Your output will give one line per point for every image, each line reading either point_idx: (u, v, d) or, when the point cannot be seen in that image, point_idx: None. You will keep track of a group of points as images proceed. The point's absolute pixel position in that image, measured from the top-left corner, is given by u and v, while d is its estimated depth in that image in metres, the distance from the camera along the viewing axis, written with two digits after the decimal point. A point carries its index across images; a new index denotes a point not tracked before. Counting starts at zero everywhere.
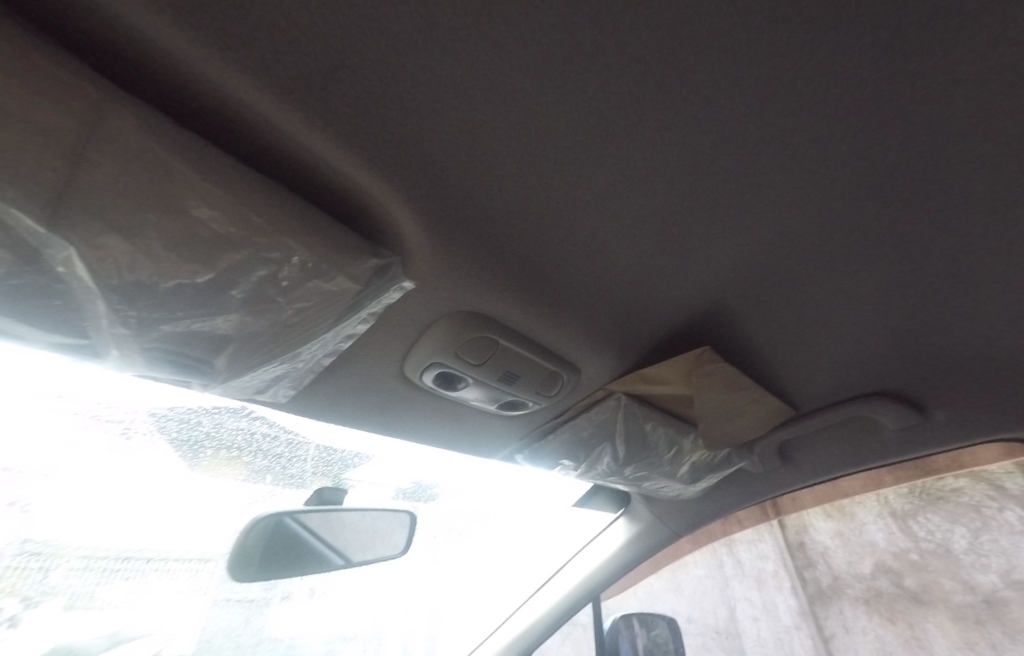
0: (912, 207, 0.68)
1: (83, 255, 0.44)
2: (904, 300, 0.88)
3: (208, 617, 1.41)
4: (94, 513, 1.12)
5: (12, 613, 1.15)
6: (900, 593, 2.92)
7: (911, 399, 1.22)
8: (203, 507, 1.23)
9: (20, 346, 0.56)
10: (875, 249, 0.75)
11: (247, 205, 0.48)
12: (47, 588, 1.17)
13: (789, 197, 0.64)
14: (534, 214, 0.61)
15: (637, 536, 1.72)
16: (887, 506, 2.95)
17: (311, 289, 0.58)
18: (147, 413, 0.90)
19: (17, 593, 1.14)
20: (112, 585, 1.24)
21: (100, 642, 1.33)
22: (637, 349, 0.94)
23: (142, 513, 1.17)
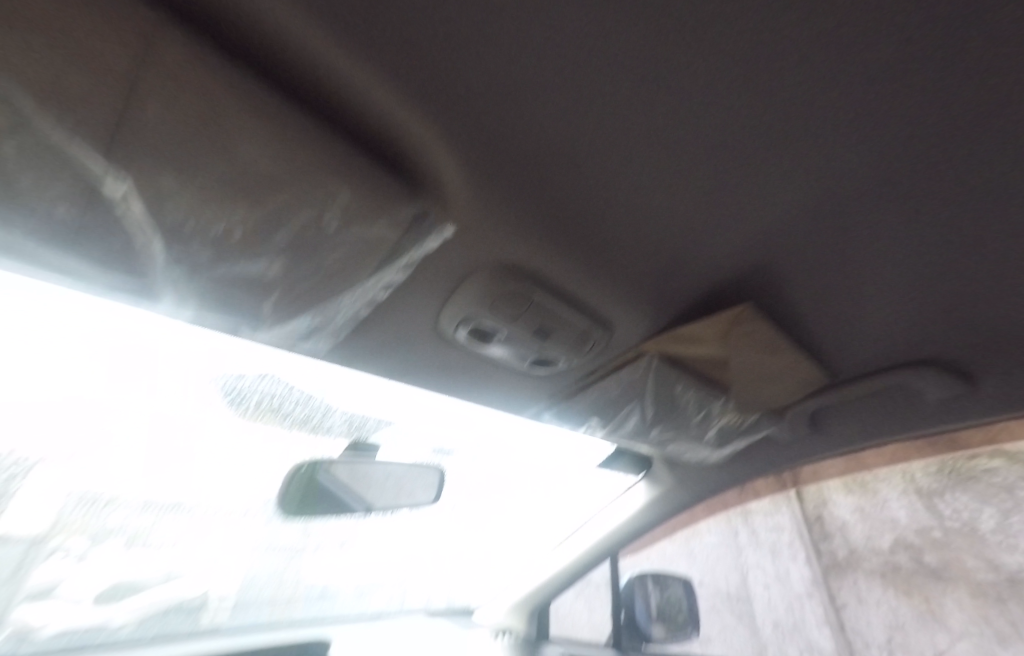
0: (992, 159, 0.61)
1: (139, 189, 0.45)
2: (966, 263, 0.83)
3: (253, 559, 1.50)
4: (145, 460, 1.19)
5: (80, 549, 1.25)
6: (920, 569, 2.51)
7: (959, 369, 1.17)
8: (243, 460, 1.29)
9: (83, 287, 0.59)
10: (943, 205, 0.70)
11: (291, 147, 0.47)
12: (107, 527, 1.25)
13: (856, 146, 0.59)
14: (577, 160, 0.58)
15: (657, 500, 1.75)
16: (915, 484, 2.56)
17: (351, 235, 0.58)
18: (212, 379, 1.01)
19: (84, 533, 1.24)
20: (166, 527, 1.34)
21: (157, 579, 1.40)
22: (672, 308, 0.92)
23: (185, 463, 1.24)
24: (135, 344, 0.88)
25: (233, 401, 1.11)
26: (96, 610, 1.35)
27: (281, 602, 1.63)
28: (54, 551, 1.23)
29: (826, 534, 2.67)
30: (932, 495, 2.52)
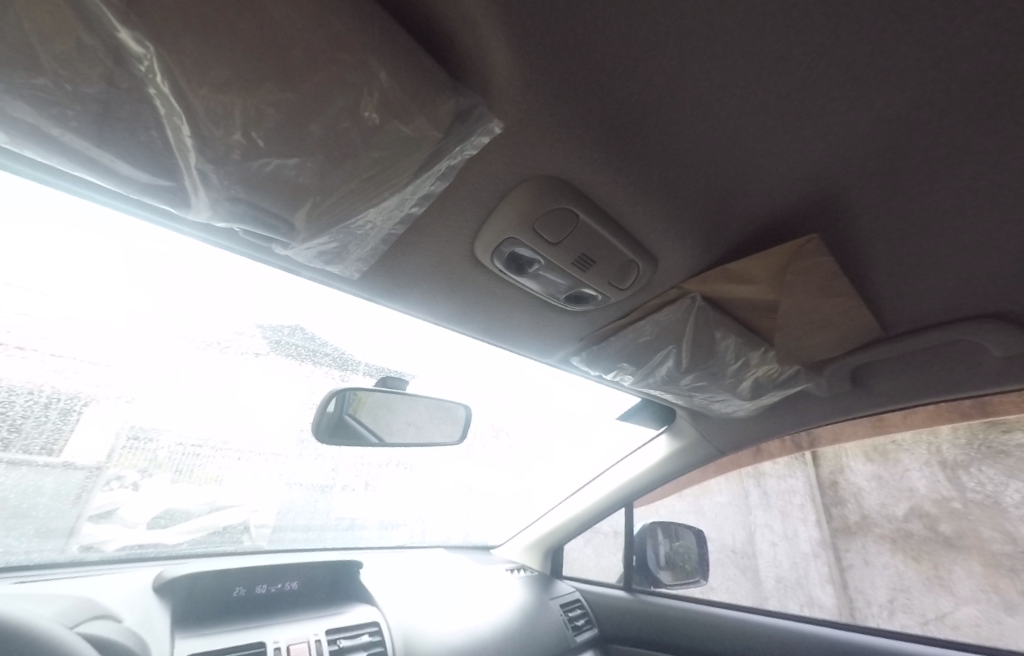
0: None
1: (166, 63, 0.41)
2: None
3: (284, 495, 1.48)
4: (186, 393, 1.27)
5: (133, 479, 1.22)
6: (929, 537, 1.59)
7: None
8: (271, 395, 1.39)
9: (113, 186, 0.57)
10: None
11: (327, 15, 0.42)
12: (154, 458, 1.24)
13: (992, 31, 0.49)
14: (647, 46, 0.51)
15: (678, 452, 1.74)
16: (936, 452, 1.60)
17: (391, 131, 0.53)
18: (256, 327, 1.19)
19: (136, 465, 1.22)
20: (206, 467, 1.33)
21: (203, 509, 1.32)
22: (725, 240, 0.85)
23: (229, 399, 1.34)
24: (164, 260, 0.87)
25: (268, 336, 1.24)
26: (153, 533, 1.26)
27: (314, 529, 1.53)
28: (108, 482, 1.18)
29: (839, 500, 1.79)
30: (958, 470, 1.55)
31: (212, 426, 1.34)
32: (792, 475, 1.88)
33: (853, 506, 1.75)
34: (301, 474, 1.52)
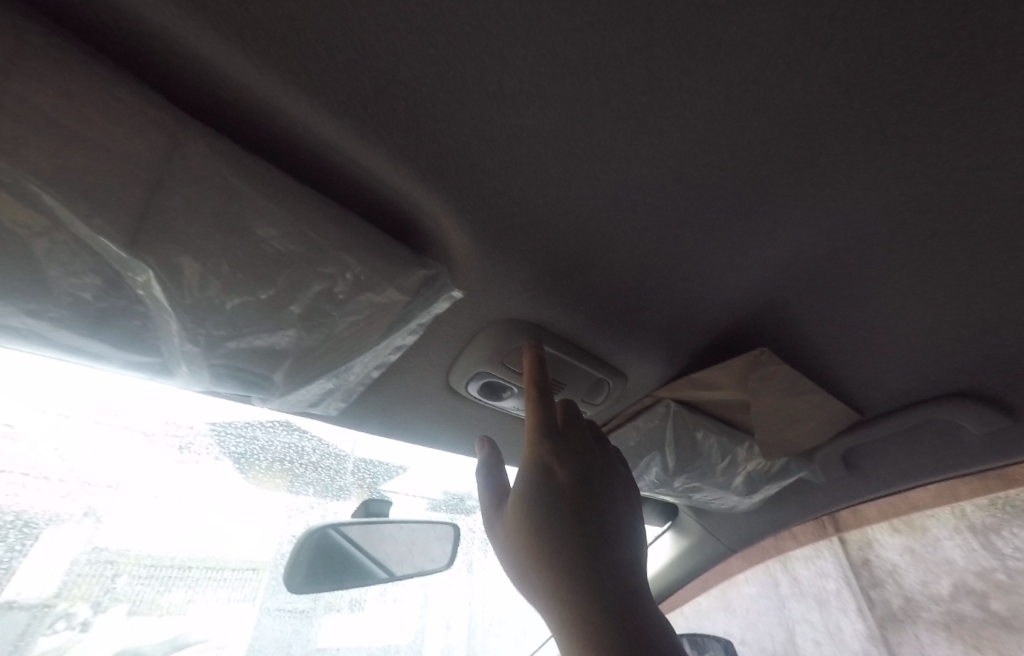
0: (997, 192, 0.62)
1: (159, 276, 0.47)
2: (986, 291, 0.80)
3: (257, 625, 1.36)
4: (154, 516, 1.07)
5: (83, 618, 1.09)
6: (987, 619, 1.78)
7: (999, 402, 1.09)
8: (258, 522, 1.21)
9: (99, 364, 0.60)
10: (955, 238, 0.69)
11: (302, 223, 0.50)
12: (113, 594, 1.09)
13: (854, 187, 0.60)
14: (579, 218, 0.59)
15: (684, 550, 1.69)
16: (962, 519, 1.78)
17: (363, 302, 0.59)
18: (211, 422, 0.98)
19: (87, 599, 1.06)
20: (173, 594, 1.18)
21: (162, 647, 1.28)
22: (686, 353, 0.90)
23: (188, 515, 1.11)
24: (155, 402, 0.86)
25: (240, 462, 1.13)
26: None
27: None
28: (53, 624, 1.06)
29: (876, 581, 2.01)
30: (988, 533, 1.75)
31: (188, 545, 1.15)
32: (819, 555, 2.06)
33: (892, 586, 1.97)
34: (286, 597, 1.37)
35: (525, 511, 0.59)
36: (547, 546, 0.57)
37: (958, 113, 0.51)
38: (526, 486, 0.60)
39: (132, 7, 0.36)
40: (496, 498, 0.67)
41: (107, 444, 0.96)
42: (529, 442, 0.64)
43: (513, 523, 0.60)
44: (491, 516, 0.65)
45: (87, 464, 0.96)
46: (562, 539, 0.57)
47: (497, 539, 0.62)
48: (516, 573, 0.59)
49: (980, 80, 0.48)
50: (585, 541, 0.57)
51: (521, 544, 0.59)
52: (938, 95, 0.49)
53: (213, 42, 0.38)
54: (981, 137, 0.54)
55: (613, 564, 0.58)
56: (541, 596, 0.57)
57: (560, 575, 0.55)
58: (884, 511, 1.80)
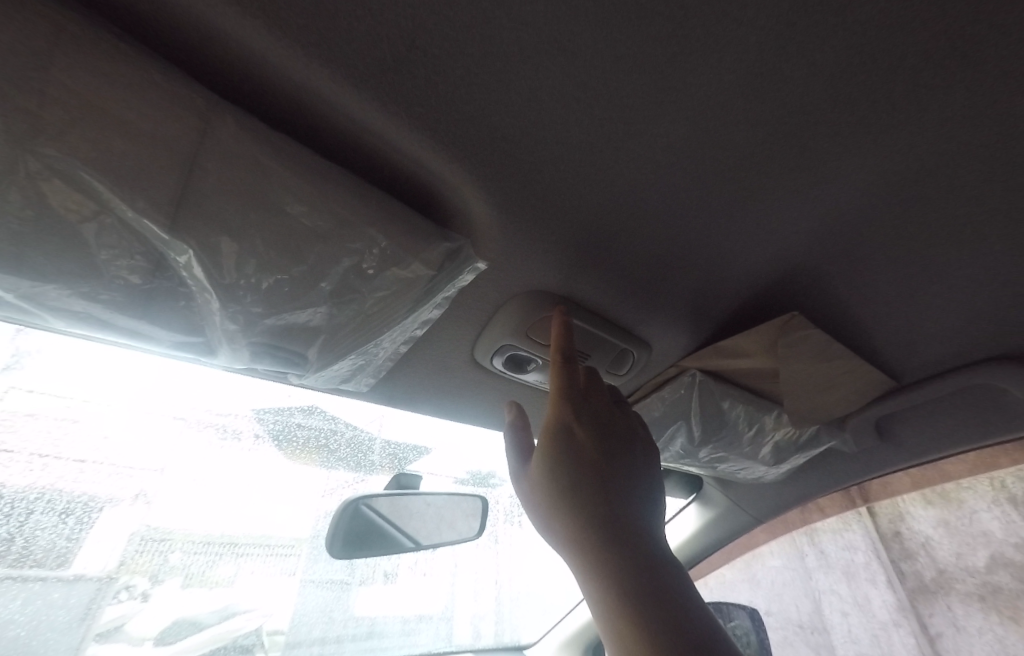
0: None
1: (199, 257, 0.48)
2: None
3: (301, 594, 1.43)
4: (203, 498, 1.15)
5: (142, 589, 1.19)
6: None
7: None
8: (297, 498, 1.29)
9: (148, 345, 0.64)
10: (1005, 188, 0.65)
11: (329, 198, 0.51)
12: (167, 567, 1.20)
13: (897, 140, 0.57)
14: (603, 185, 0.58)
15: (711, 520, 1.70)
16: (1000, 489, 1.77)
17: (390, 276, 0.60)
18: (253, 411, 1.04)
19: (145, 571, 1.17)
20: (220, 568, 1.26)
21: (214, 616, 1.35)
22: (712, 321, 0.89)
23: (230, 498, 1.18)
24: (192, 387, 0.91)
25: (278, 440, 1.16)
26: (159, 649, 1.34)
27: (331, 641, 1.54)
28: (116, 594, 1.17)
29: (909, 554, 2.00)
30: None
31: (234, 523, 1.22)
32: (847, 527, 2.06)
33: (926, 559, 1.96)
34: (321, 568, 1.44)
35: (551, 463, 0.61)
36: (573, 497, 0.58)
37: (1016, 56, 0.47)
38: (552, 440, 0.62)
39: None
40: (523, 454, 0.69)
41: (154, 433, 1.03)
42: (553, 399, 0.66)
43: (539, 475, 0.62)
44: (517, 470, 0.67)
45: (135, 451, 1.03)
46: (587, 491, 0.58)
47: (523, 492, 0.64)
48: (543, 523, 0.61)
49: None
50: (608, 494, 0.58)
51: (547, 495, 0.60)
52: (991, 36, 0.45)
53: (236, 17, 0.39)
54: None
55: (634, 516, 0.59)
56: (568, 545, 0.58)
57: (586, 525, 0.56)
58: (918, 481, 1.76)
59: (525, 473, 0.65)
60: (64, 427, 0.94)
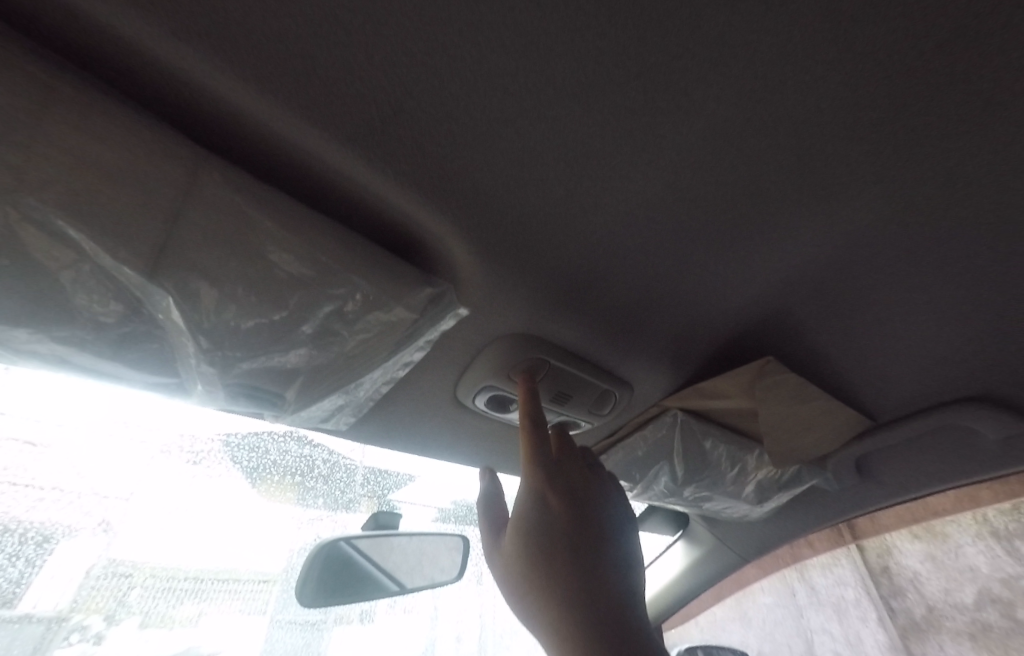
0: (1002, 198, 0.61)
1: (177, 302, 0.49)
2: (994, 294, 0.79)
3: (267, 638, 1.33)
4: (170, 530, 1.09)
5: (96, 631, 1.11)
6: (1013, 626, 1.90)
7: (1014, 407, 1.07)
8: (258, 536, 1.19)
9: (120, 384, 0.64)
10: (961, 242, 0.69)
11: (312, 245, 0.52)
12: (126, 604, 1.12)
13: (855, 200, 0.61)
14: (582, 237, 0.60)
15: (699, 561, 1.66)
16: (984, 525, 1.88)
17: (372, 321, 0.60)
18: (222, 438, 1.03)
19: (101, 611, 1.09)
20: (182, 609, 1.20)
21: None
22: (692, 363, 0.90)
23: (200, 530, 1.12)
24: (168, 415, 0.88)
25: (251, 475, 1.14)
26: None
27: None
28: (68, 636, 1.08)
29: (897, 589, 2.06)
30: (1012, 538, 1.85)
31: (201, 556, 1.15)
32: (836, 564, 2.04)
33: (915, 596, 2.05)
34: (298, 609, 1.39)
35: (524, 540, 0.60)
36: (546, 577, 0.57)
37: (958, 124, 0.52)
38: (524, 516, 0.61)
39: (157, 51, 0.39)
40: (497, 525, 0.68)
41: (124, 456, 0.97)
42: (523, 470, 0.65)
43: (512, 552, 0.61)
44: (491, 542, 0.66)
45: (102, 480, 0.98)
46: (561, 572, 0.57)
47: (497, 569, 0.63)
48: (519, 605, 0.59)
49: (980, 91, 0.48)
50: (583, 573, 0.57)
51: (520, 574, 0.59)
52: (935, 107, 0.50)
53: (228, 80, 0.41)
54: (984, 145, 0.54)
55: (610, 595, 0.58)
56: (541, 628, 0.57)
57: (561, 610, 0.55)
58: (904, 517, 1.78)
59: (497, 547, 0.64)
60: (25, 455, 0.90)
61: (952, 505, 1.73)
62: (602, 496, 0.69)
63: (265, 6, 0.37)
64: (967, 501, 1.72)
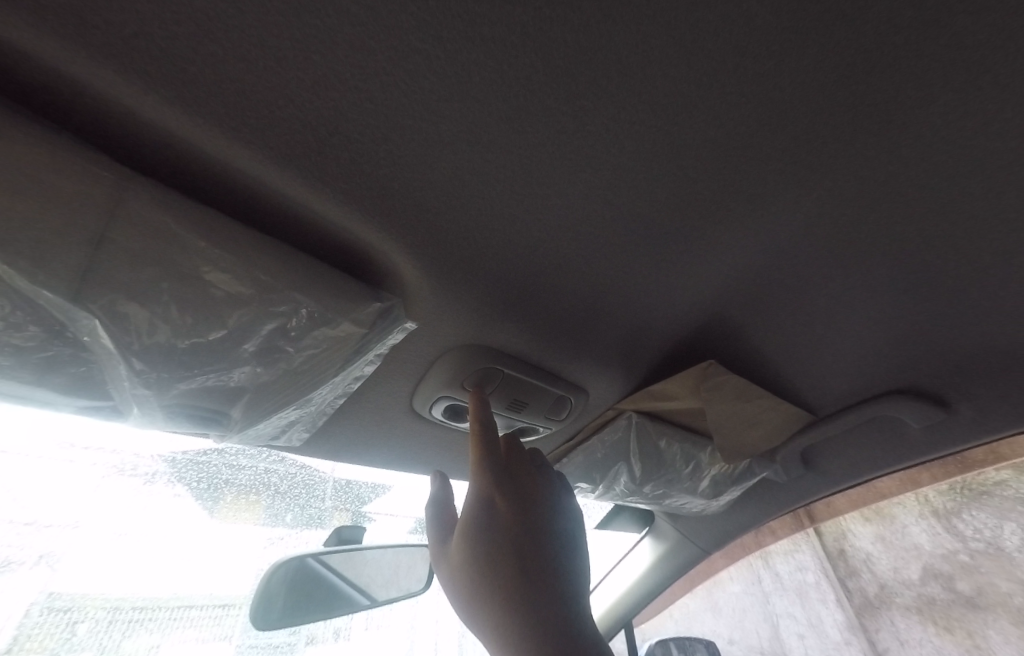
0: (911, 214, 0.67)
1: (105, 324, 0.48)
2: (915, 300, 0.85)
3: None
4: (120, 563, 1.07)
5: None
6: (955, 599, 2.17)
7: (939, 399, 1.15)
8: (234, 559, 1.20)
9: (49, 410, 0.62)
10: (880, 252, 0.73)
11: (249, 263, 0.51)
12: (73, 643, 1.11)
13: (779, 215, 0.65)
14: (526, 249, 0.62)
15: (664, 557, 1.70)
16: (926, 504, 2.12)
17: (319, 335, 0.60)
18: (162, 457, 0.95)
19: (45, 651, 1.06)
20: (137, 638, 1.22)
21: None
22: (642, 367, 0.93)
23: (152, 562, 1.11)
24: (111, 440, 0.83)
25: (203, 496, 1.08)
26: None
27: None
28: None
29: (852, 570, 2.35)
30: (951, 516, 2.11)
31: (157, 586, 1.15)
32: (797, 550, 2.30)
33: (869, 575, 2.34)
34: (257, 635, 1.35)
35: (470, 542, 0.61)
36: (489, 576, 0.59)
37: (862, 148, 0.57)
38: (471, 516, 0.63)
39: (75, 73, 0.38)
40: (445, 530, 0.69)
41: (61, 478, 0.91)
42: (474, 470, 0.68)
43: (459, 558, 0.62)
44: (438, 548, 0.67)
45: (34, 509, 0.92)
46: (505, 569, 0.59)
47: (444, 573, 0.64)
48: (463, 607, 0.60)
49: (876, 117, 0.53)
50: (526, 571, 0.59)
51: (466, 576, 0.60)
52: (840, 132, 0.54)
53: (154, 102, 0.41)
54: (888, 168, 0.60)
55: (552, 589, 0.59)
56: (486, 626, 0.58)
57: (504, 608, 0.57)
58: (853, 500, 1.93)
59: (445, 551, 0.65)
60: None
61: (895, 487, 1.87)
62: (550, 498, 0.71)
63: (190, 32, 0.37)
64: (906, 482, 1.85)
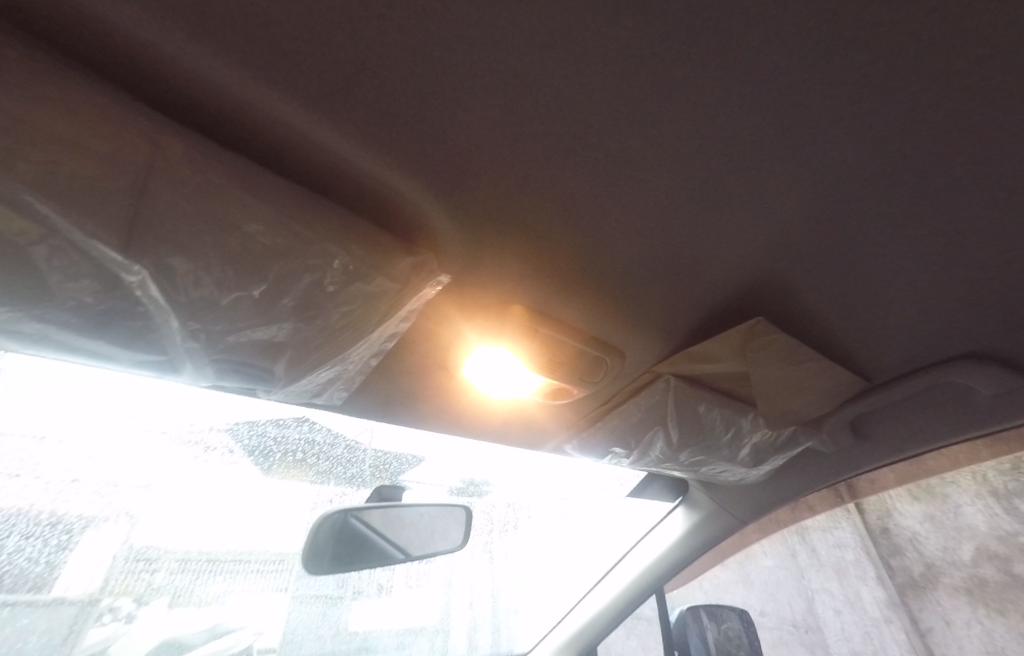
0: (1011, 149, 0.57)
1: (153, 276, 0.51)
2: (997, 252, 0.75)
3: (291, 610, 1.42)
4: (192, 517, 1.15)
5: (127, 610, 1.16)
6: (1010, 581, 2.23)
7: (1013, 365, 1.04)
8: (283, 513, 1.29)
9: (112, 365, 0.67)
10: (962, 197, 0.65)
11: (282, 213, 0.51)
12: (154, 587, 1.16)
13: (847, 155, 0.57)
14: (562, 197, 0.59)
15: (697, 527, 1.64)
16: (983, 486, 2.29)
17: (355, 291, 0.61)
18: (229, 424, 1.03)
19: (131, 593, 1.14)
20: (211, 585, 1.24)
21: (203, 635, 1.32)
22: (682, 327, 0.90)
23: (213, 519, 1.18)
24: (172, 400, 0.90)
25: (254, 456, 1.15)
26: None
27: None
28: (100, 617, 1.14)
29: (895, 549, 2.48)
30: (1011, 497, 2.25)
31: (219, 537, 1.20)
32: (836, 525, 2.43)
33: (913, 555, 2.45)
34: (311, 583, 1.44)
35: None
36: None
37: (953, 72, 0.49)
38: None
39: (104, 16, 0.38)
40: None
41: (134, 445, 1.00)
42: None
43: None
44: None
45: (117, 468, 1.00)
46: None
47: None
48: None
49: (975, 31, 0.45)
50: None
51: None
52: (927, 52, 0.47)
53: (180, 40, 0.40)
54: (985, 94, 0.51)
55: None
56: None
57: None
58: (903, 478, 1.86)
59: None
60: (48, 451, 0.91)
61: (951, 463, 1.79)
62: None
63: None
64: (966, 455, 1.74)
